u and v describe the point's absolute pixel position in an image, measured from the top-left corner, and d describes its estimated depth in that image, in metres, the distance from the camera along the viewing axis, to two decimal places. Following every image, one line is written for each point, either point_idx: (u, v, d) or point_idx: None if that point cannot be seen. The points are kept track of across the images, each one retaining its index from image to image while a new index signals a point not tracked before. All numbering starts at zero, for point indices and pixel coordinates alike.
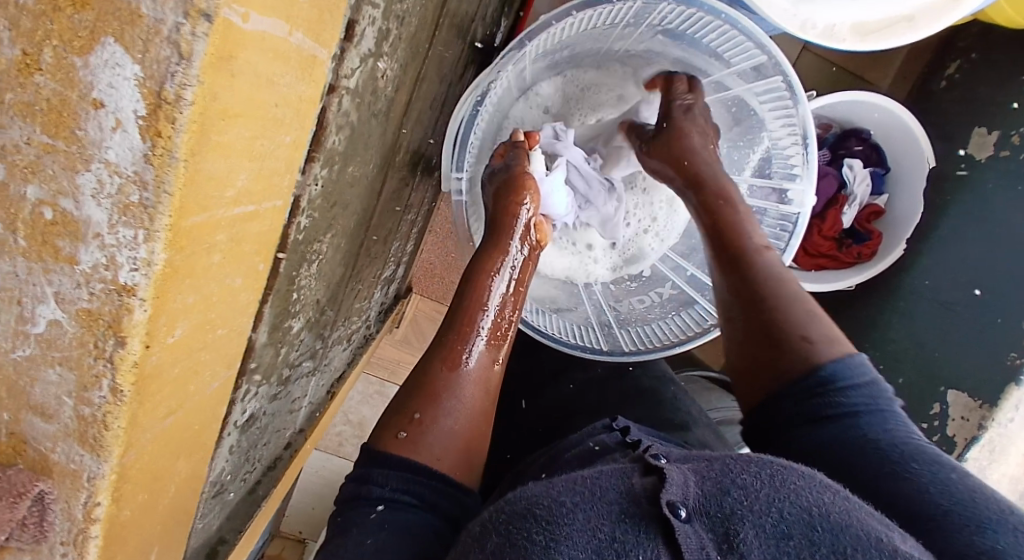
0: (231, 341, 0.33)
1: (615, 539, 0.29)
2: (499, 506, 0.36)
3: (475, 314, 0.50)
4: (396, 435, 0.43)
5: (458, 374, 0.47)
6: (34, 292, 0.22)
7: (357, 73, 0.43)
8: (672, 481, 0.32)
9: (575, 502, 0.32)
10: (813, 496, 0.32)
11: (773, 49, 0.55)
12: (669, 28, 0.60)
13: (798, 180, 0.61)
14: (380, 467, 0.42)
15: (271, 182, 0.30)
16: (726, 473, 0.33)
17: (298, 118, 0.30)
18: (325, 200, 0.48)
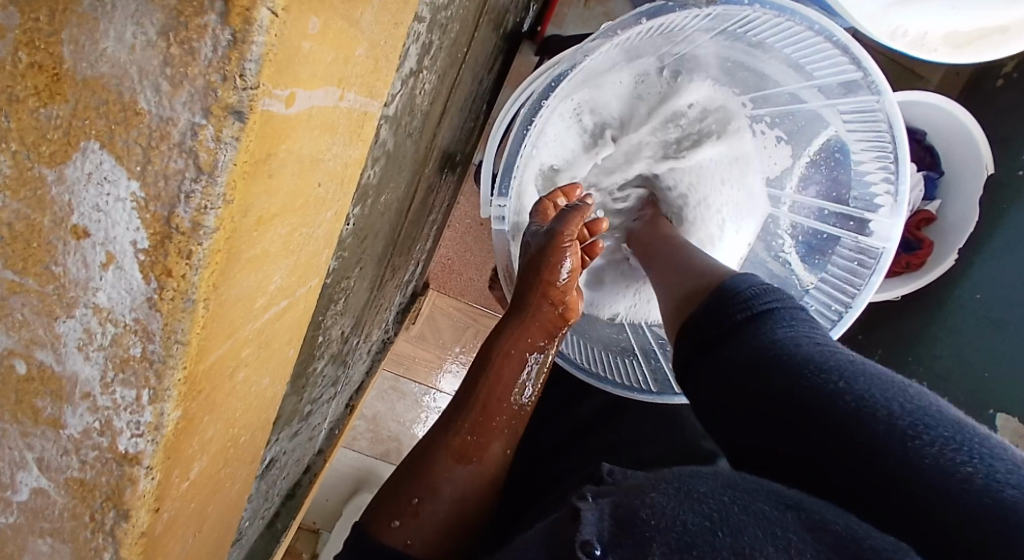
0: (258, 435, 0.28)
1: None
2: None
3: (491, 405, 0.49)
4: (390, 523, 0.43)
5: (460, 466, 0.46)
6: (11, 456, 0.17)
7: (397, 98, 0.38)
8: (580, 514, 0.25)
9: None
10: (724, 501, 0.22)
11: (869, 64, 0.48)
12: (743, 35, 0.54)
13: (881, 212, 0.54)
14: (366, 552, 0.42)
15: (311, 264, 0.25)
16: (636, 484, 0.26)
17: (341, 184, 0.25)
18: (356, 236, 0.43)
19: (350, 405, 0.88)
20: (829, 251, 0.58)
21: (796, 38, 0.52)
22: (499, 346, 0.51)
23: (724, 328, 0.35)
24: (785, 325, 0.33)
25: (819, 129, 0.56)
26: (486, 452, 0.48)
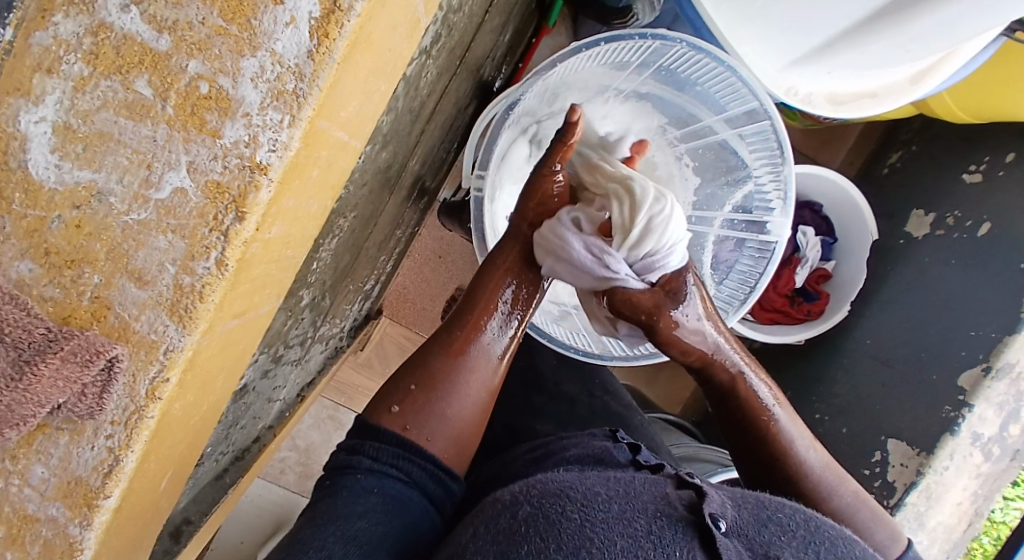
0: (291, 270, 0.35)
1: (654, 532, 0.38)
2: (527, 486, 0.45)
3: (479, 324, 0.58)
4: (390, 409, 0.54)
5: (454, 367, 0.56)
6: (168, 158, 0.25)
7: (415, 63, 0.49)
8: (714, 499, 0.42)
9: (615, 499, 0.41)
10: (843, 549, 0.41)
11: (765, 96, 0.63)
12: (674, 71, 0.68)
13: (776, 213, 0.69)
14: (373, 442, 0.52)
15: (363, 123, 0.33)
16: (764, 508, 0.42)
17: (394, 70, 0.33)
18: (362, 176, 0.51)
19: (302, 395, 0.90)
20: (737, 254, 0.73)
21: (714, 77, 0.66)
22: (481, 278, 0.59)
23: None
24: None
25: (731, 154, 0.71)
26: (474, 350, 0.57)
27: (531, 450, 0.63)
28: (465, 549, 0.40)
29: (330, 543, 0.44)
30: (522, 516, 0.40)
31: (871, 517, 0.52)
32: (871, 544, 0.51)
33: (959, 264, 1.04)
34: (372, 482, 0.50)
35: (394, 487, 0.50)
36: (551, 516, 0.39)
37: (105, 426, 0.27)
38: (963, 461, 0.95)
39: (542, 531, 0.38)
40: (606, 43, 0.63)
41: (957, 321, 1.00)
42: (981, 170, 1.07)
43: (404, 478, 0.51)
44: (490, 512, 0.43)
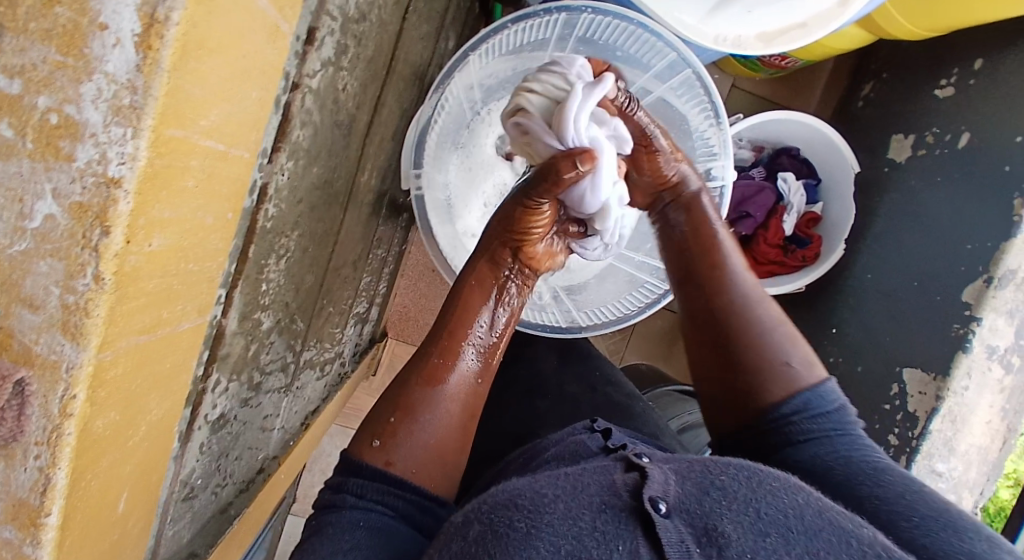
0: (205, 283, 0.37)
1: (596, 528, 0.35)
2: (481, 500, 0.41)
3: (456, 343, 0.60)
4: (370, 443, 0.53)
5: (434, 391, 0.57)
6: (35, 189, 0.27)
7: (319, 76, 0.50)
8: (654, 481, 0.39)
9: (561, 496, 0.38)
10: (788, 498, 0.38)
11: (682, 46, 0.66)
12: (593, 41, 0.70)
13: (719, 156, 0.71)
14: (356, 479, 0.52)
15: (240, 130, 0.35)
16: (706, 475, 0.40)
17: (262, 75, 0.35)
18: (292, 193, 0.54)
19: (306, 423, 0.93)
20: None
21: (631, 39, 0.69)
22: (463, 294, 0.62)
23: (775, 430, 0.55)
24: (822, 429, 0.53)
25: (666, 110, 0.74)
26: (453, 376, 0.58)
27: (514, 460, 0.60)
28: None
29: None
30: (472, 537, 0.37)
31: (788, 337, 0.58)
32: (781, 362, 0.57)
33: (945, 181, 1.01)
34: (355, 518, 0.49)
35: (382, 521, 0.49)
36: (499, 531, 0.36)
37: (32, 447, 0.29)
38: (983, 377, 0.91)
39: (491, 548, 0.35)
40: (514, 24, 0.67)
41: (953, 237, 0.97)
42: (952, 83, 1.04)
43: (393, 511, 0.50)
44: (444, 536, 0.40)
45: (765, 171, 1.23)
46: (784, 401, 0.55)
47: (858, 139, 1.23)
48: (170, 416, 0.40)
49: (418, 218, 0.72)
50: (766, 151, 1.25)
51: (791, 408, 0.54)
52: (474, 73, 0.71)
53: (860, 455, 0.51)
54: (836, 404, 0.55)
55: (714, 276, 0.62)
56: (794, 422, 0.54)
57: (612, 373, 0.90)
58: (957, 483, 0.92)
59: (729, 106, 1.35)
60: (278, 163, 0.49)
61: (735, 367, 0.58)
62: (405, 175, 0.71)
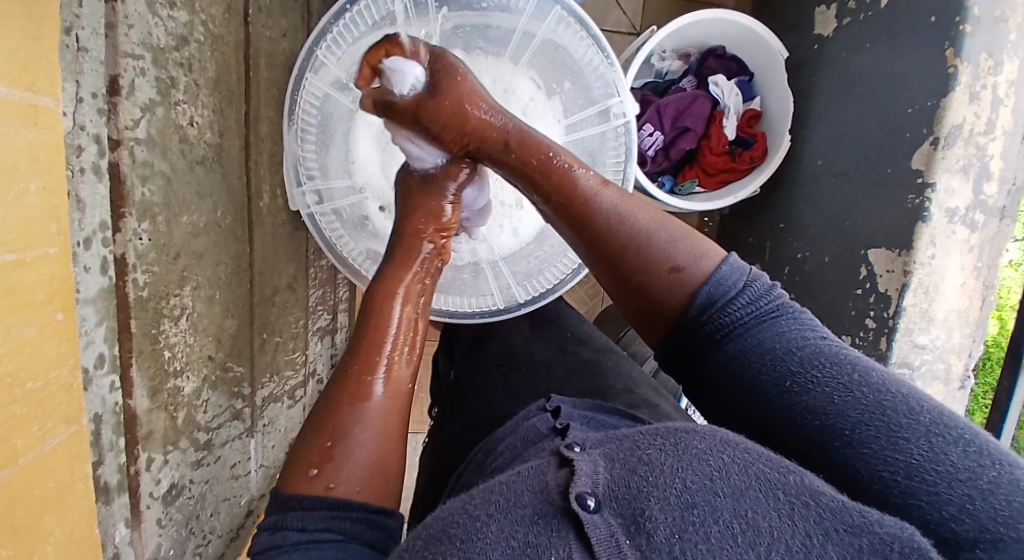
0: (55, 393, 0.36)
1: (529, 543, 0.31)
2: (415, 533, 0.37)
3: (377, 345, 0.49)
4: (307, 473, 0.42)
5: (364, 405, 0.45)
6: None
7: (144, 123, 0.46)
8: (582, 473, 0.35)
9: (491, 513, 0.34)
10: (717, 459, 0.34)
11: None
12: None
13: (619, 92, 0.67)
14: (292, 510, 0.41)
15: (30, 227, 0.32)
16: (634, 452, 0.36)
17: (30, 162, 0.32)
18: (164, 251, 0.50)
19: None
20: (601, 147, 0.71)
21: None
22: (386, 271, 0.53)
23: (697, 344, 0.48)
24: (742, 334, 0.46)
25: (556, 51, 0.68)
26: (381, 385, 0.47)
27: (473, 460, 0.58)
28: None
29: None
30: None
31: (679, 238, 0.50)
32: (672, 266, 0.48)
33: (874, 45, 0.96)
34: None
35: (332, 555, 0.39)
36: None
37: None
38: (948, 241, 0.89)
39: None
40: (355, 3, 0.62)
41: (893, 105, 0.93)
42: None
43: (344, 535, 0.40)
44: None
45: (696, 79, 1.18)
46: (692, 309, 0.47)
47: (783, 19, 1.16)
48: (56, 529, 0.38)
49: (314, 236, 0.69)
50: (694, 57, 1.18)
51: (701, 313, 0.47)
52: (336, 66, 0.65)
53: (786, 341, 0.45)
54: (744, 287, 0.47)
55: (579, 203, 0.51)
56: (710, 332, 0.47)
57: (582, 330, 0.86)
58: (943, 351, 0.93)
59: (647, 16, 1.27)
60: (130, 228, 0.45)
61: (634, 290, 0.50)
62: (290, 194, 0.68)
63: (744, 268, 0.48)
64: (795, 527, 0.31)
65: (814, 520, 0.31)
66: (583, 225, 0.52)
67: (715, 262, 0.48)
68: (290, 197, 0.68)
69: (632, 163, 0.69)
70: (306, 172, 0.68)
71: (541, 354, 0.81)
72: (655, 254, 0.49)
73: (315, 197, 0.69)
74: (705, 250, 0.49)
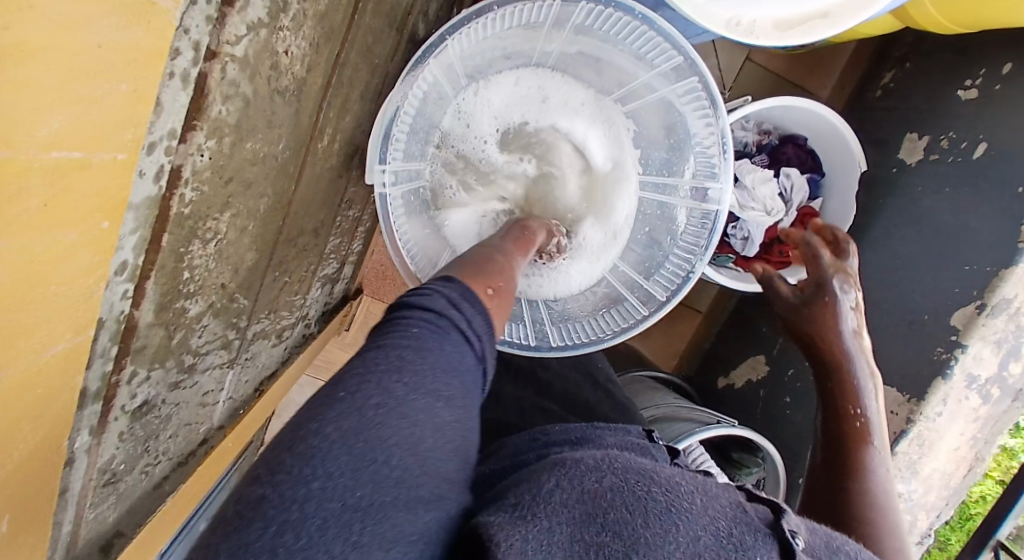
0: (81, 300, 0.33)
1: (733, 534, 0.38)
2: (602, 461, 0.44)
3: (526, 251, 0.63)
4: (488, 291, 0.52)
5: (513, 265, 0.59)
6: None
7: (245, 41, 0.43)
8: (789, 518, 0.42)
9: (694, 491, 0.41)
10: None
11: (685, 47, 0.61)
12: (595, 29, 0.66)
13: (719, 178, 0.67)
14: (467, 304, 0.48)
15: (103, 132, 0.29)
16: (831, 538, 0.42)
17: (128, 61, 0.28)
18: (218, 173, 0.48)
19: (260, 389, 0.90)
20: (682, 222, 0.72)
21: (632, 31, 0.65)
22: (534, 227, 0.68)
23: None
24: None
25: (668, 111, 0.69)
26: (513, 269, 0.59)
27: (562, 433, 0.58)
28: (548, 496, 0.38)
29: (423, 422, 0.38)
30: (607, 484, 0.40)
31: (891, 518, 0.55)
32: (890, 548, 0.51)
33: (954, 191, 0.94)
34: (451, 358, 0.43)
35: (473, 372, 0.45)
36: (638, 491, 0.39)
37: None
38: (958, 405, 0.89)
39: (629, 506, 0.38)
40: (500, 7, 0.64)
41: (952, 256, 0.92)
42: (977, 85, 0.95)
43: (479, 352, 0.47)
44: (574, 470, 0.42)
45: (768, 159, 1.16)
46: None
47: (871, 130, 1.15)
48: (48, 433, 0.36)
49: (380, 221, 0.70)
50: (772, 138, 1.17)
51: None
52: (456, 55, 0.67)
53: None
54: None
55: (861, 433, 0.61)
56: None
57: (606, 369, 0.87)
58: (915, 505, 0.93)
59: (739, 81, 1.26)
60: (195, 142, 0.43)
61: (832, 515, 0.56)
62: (370, 168, 0.68)
63: None
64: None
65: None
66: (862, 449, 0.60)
67: None
68: (368, 171, 0.69)
69: (708, 248, 0.70)
70: (390, 151, 0.69)
71: (571, 377, 0.83)
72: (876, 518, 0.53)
73: (391, 177, 0.70)
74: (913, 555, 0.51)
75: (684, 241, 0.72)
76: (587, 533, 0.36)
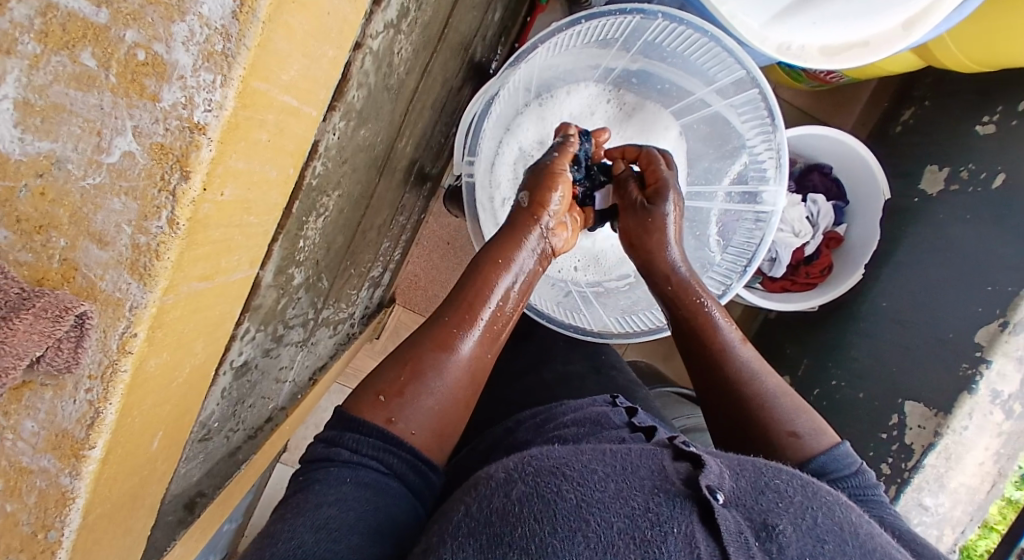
0: (258, 238, 0.37)
1: (650, 509, 0.40)
2: (518, 463, 0.46)
3: (478, 307, 0.59)
4: (377, 398, 0.55)
5: (446, 357, 0.57)
6: (115, 124, 0.26)
7: (380, 36, 0.50)
8: (710, 471, 0.43)
9: (607, 473, 0.43)
10: (837, 512, 0.43)
11: (749, 63, 0.69)
12: (664, 46, 0.74)
13: (770, 182, 0.75)
14: (352, 434, 0.54)
15: (312, 88, 0.34)
16: (759, 478, 0.45)
17: (337, 32, 0.34)
18: (340, 153, 0.53)
19: (314, 379, 0.94)
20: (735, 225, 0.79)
21: (701, 48, 0.72)
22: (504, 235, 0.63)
23: None
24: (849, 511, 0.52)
25: (725, 124, 0.77)
26: (466, 345, 0.58)
27: (530, 418, 0.63)
28: (455, 530, 0.41)
29: (306, 531, 0.46)
30: (516, 496, 0.41)
31: (792, 406, 0.60)
32: (791, 430, 0.57)
33: (975, 219, 1.01)
34: (345, 476, 0.51)
35: (374, 476, 0.52)
36: (546, 495, 0.41)
37: (84, 380, 0.28)
38: (983, 420, 0.92)
39: (536, 512, 0.39)
40: (586, 20, 0.70)
41: (974, 279, 0.97)
42: (994, 121, 1.03)
43: (385, 469, 0.53)
44: (484, 489, 0.44)
45: (796, 186, 1.24)
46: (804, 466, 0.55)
47: (892, 163, 1.22)
48: (211, 362, 0.39)
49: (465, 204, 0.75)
50: (799, 165, 1.25)
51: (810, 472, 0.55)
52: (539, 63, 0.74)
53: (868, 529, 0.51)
54: (852, 466, 0.54)
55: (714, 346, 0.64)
56: None
57: (615, 358, 0.84)
58: (941, 519, 0.92)
59: None
60: (332, 122, 0.48)
61: (736, 433, 0.61)
62: (457, 161, 0.75)
63: (852, 448, 0.56)
64: (842, 533, 0.41)
65: (848, 539, 0.41)
66: (723, 358, 0.64)
67: (831, 440, 0.57)
68: (455, 162, 0.75)
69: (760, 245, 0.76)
70: (478, 144, 0.75)
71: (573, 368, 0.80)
72: (777, 415, 0.59)
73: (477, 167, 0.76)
74: (822, 428, 0.58)
75: (737, 241, 0.79)
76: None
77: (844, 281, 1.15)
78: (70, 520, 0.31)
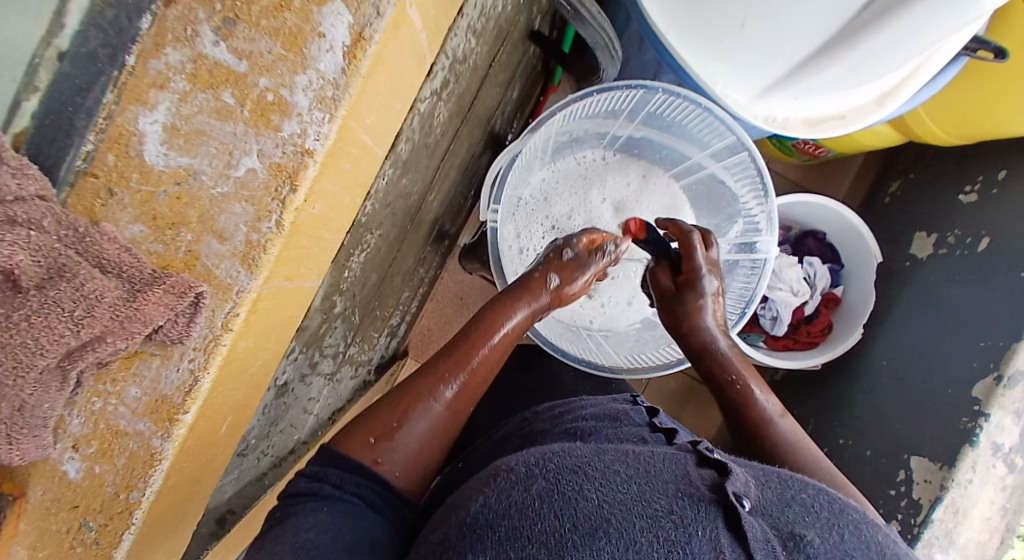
0: (327, 252, 0.44)
1: (673, 511, 0.43)
2: (541, 460, 0.49)
3: (461, 362, 0.63)
4: (365, 441, 0.58)
5: (432, 401, 0.61)
6: (244, 146, 0.34)
7: (427, 100, 0.59)
8: (736, 480, 0.47)
9: (632, 475, 0.47)
10: (862, 529, 0.46)
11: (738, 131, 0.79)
12: (664, 117, 0.85)
13: (763, 233, 0.83)
14: (335, 472, 0.56)
15: (384, 131, 0.42)
16: (785, 494, 0.48)
17: (407, 88, 0.43)
18: (385, 197, 0.61)
19: (333, 418, 0.97)
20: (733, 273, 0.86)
21: (697, 119, 0.82)
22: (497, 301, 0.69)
23: None
24: None
25: (720, 183, 0.87)
26: (450, 391, 0.62)
27: (547, 410, 0.67)
28: (475, 522, 0.45)
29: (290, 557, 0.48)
30: (537, 491, 0.45)
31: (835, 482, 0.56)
32: None
33: (963, 280, 1.07)
34: (324, 507, 0.53)
35: (353, 508, 0.54)
36: (568, 493, 0.44)
37: (190, 351, 0.34)
38: (986, 473, 0.93)
39: (558, 508, 0.43)
40: (597, 93, 0.80)
41: (966, 336, 1.02)
42: (976, 190, 1.11)
43: (364, 503, 0.55)
44: (507, 482, 0.47)
45: (791, 251, 1.32)
46: None
47: (883, 230, 1.31)
48: (275, 361, 0.45)
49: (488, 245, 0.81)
50: (794, 231, 1.34)
51: None
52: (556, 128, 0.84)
53: None
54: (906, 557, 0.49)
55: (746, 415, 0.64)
56: None
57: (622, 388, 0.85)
58: None
59: None
60: (384, 168, 0.56)
61: None
62: (482, 208, 0.82)
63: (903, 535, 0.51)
64: (865, 551, 0.44)
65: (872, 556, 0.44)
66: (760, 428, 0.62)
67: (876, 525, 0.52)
68: (481, 210, 0.82)
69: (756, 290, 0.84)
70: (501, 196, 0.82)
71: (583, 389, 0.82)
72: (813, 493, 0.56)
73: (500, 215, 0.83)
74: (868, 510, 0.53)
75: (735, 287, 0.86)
76: (515, 549, 0.41)
77: (843, 338, 1.19)
78: (153, 480, 0.36)
